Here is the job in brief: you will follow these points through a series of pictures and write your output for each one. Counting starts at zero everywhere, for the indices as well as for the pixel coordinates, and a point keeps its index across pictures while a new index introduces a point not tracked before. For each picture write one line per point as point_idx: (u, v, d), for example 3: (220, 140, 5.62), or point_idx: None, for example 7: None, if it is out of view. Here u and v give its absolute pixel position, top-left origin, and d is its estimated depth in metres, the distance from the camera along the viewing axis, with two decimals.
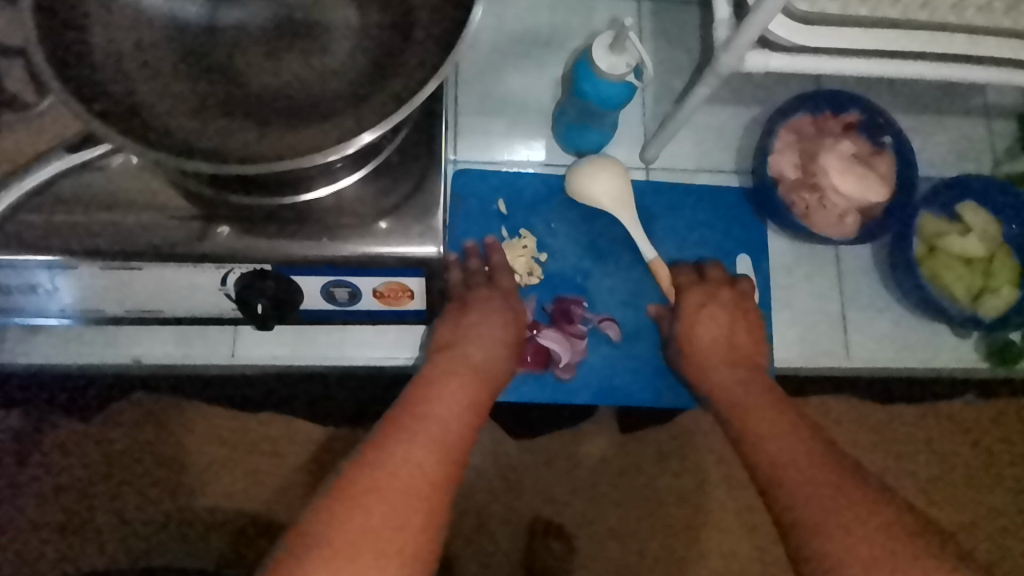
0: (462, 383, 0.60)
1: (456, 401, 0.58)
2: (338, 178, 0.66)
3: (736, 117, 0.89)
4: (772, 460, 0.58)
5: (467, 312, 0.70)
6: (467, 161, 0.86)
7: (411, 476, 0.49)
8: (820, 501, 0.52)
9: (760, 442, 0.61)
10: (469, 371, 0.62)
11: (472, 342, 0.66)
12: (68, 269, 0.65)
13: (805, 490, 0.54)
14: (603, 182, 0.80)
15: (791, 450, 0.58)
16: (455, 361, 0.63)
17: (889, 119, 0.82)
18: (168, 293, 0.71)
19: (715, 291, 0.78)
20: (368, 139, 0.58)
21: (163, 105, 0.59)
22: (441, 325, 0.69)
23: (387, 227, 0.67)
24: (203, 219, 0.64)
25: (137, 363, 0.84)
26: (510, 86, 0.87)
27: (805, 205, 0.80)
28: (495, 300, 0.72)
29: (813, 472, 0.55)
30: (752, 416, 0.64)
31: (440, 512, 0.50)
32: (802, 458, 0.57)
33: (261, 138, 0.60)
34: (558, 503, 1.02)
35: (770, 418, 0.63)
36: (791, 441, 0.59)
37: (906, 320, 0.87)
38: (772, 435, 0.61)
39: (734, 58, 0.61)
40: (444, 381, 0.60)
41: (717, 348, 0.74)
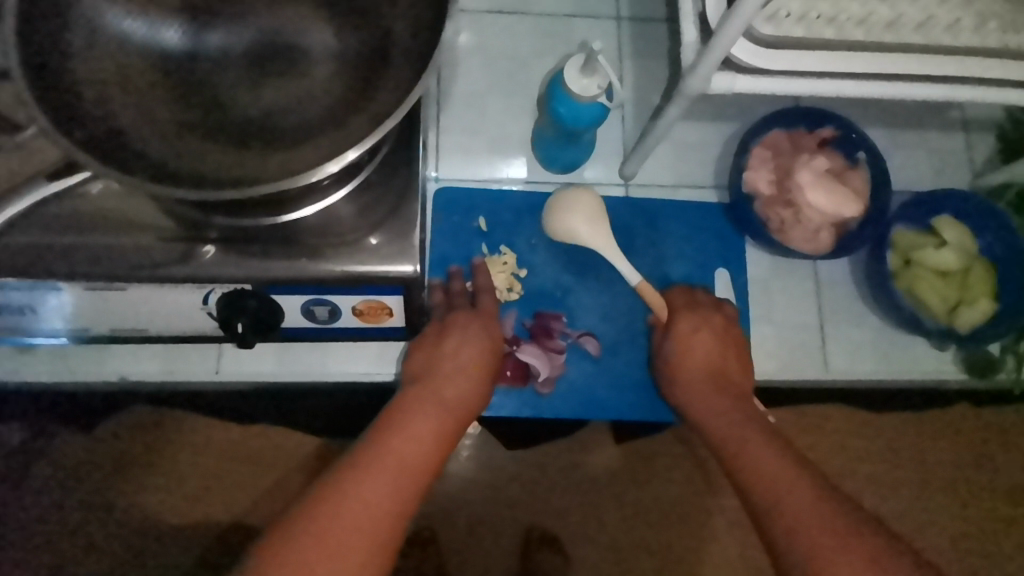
0: (433, 420, 0.61)
1: (421, 438, 0.58)
2: (327, 195, 0.68)
3: (714, 133, 0.90)
4: (760, 484, 0.59)
5: (443, 340, 0.71)
6: (448, 179, 0.87)
7: (359, 513, 0.50)
8: (821, 535, 0.52)
9: (754, 473, 0.60)
10: (442, 407, 0.63)
11: (448, 376, 0.67)
12: (56, 290, 0.67)
13: (781, 501, 0.56)
14: (574, 211, 0.79)
15: (787, 482, 0.58)
16: (427, 395, 0.64)
17: (862, 134, 0.84)
18: (152, 313, 0.73)
19: (708, 313, 0.79)
20: (352, 156, 0.61)
21: (144, 131, 0.60)
22: (419, 353, 0.71)
23: (378, 242, 0.69)
24: (189, 240, 0.66)
25: (122, 381, 0.86)
26: (491, 105, 0.89)
27: (780, 221, 0.81)
28: (476, 331, 0.73)
29: (799, 497, 0.56)
30: (744, 446, 0.64)
31: (387, 551, 0.50)
32: (800, 491, 0.56)
33: (241, 162, 0.62)
34: (550, 512, 1.03)
35: (762, 448, 0.62)
36: (786, 473, 0.59)
37: (885, 332, 0.88)
38: (766, 466, 0.60)
39: (701, 80, 0.63)
40: (415, 416, 0.61)
41: (706, 373, 0.74)
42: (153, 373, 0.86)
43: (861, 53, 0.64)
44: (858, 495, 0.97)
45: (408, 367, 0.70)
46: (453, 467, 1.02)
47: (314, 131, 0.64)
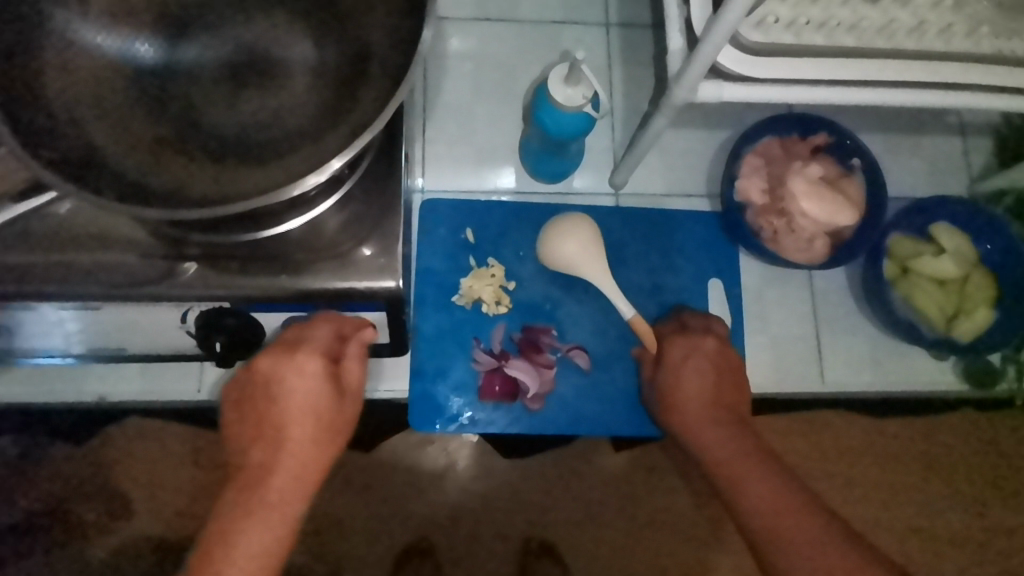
0: (264, 531, 0.60)
1: (251, 564, 0.58)
2: (313, 207, 0.67)
3: (706, 141, 0.88)
4: (757, 514, 0.61)
5: (268, 383, 0.66)
6: (434, 190, 0.85)
7: None
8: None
9: (759, 516, 0.60)
10: (270, 505, 0.61)
11: (273, 460, 0.63)
12: (30, 310, 0.66)
13: (781, 533, 0.58)
14: (571, 240, 0.77)
15: (793, 525, 0.58)
16: (252, 493, 0.61)
17: (856, 140, 0.82)
18: (129, 332, 0.72)
19: (698, 340, 0.75)
20: (337, 166, 0.59)
21: (115, 147, 0.59)
22: (251, 394, 0.67)
23: (370, 253, 0.67)
24: (168, 258, 0.65)
25: (101, 401, 0.84)
26: (478, 114, 0.87)
27: (773, 230, 0.80)
28: (299, 381, 0.66)
29: (799, 528, 0.58)
30: (744, 483, 0.63)
31: None
32: (808, 537, 0.57)
33: (218, 178, 0.60)
34: (547, 525, 1.01)
35: (764, 487, 0.62)
36: (783, 503, 0.60)
37: (882, 341, 0.86)
38: (772, 508, 0.60)
39: (687, 90, 0.61)
40: (241, 534, 0.59)
41: (702, 400, 0.72)
42: (132, 393, 0.84)
43: (854, 59, 0.62)
44: (862, 505, 0.95)
45: (243, 412, 0.67)
46: (448, 480, 1.00)
47: (293, 145, 0.62)
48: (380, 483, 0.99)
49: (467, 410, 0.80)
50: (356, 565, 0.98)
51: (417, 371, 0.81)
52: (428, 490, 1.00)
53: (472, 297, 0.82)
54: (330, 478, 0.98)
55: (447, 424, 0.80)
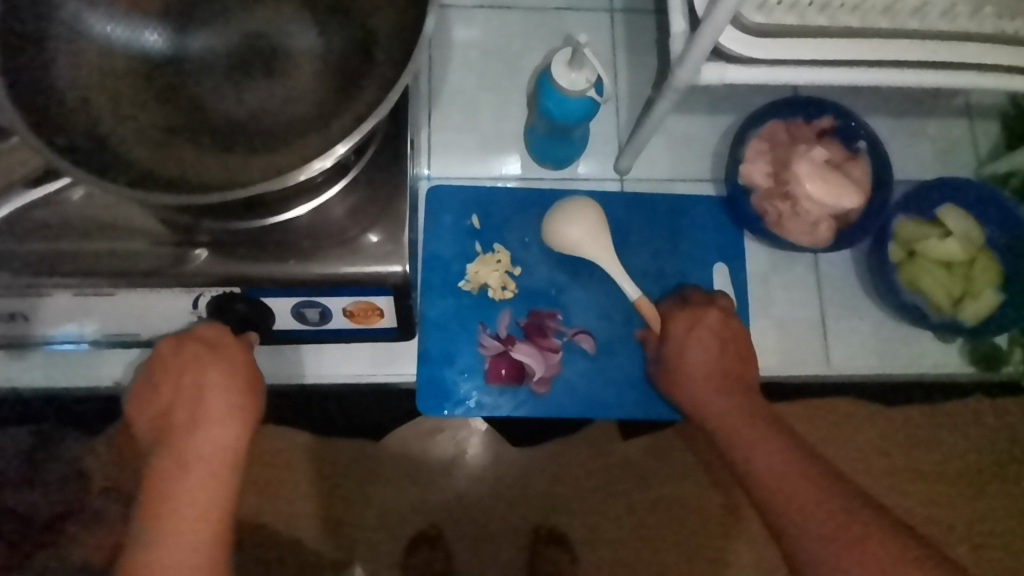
0: (199, 497, 0.60)
1: (187, 530, 0.59)
2: (320, 193, 0.68)
3: (710, 125, 0.88)
4: (768, 484, 0.63)
5: (181, 355, 0.65)
6: (441, 177, 0.86)
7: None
8: (833, 546, 0.58)
9: (765, 482, 0.64)
10: (203, 471, 0.61)
11: (192, 431, 0.62)
12: (45, 296, 0.67)
13: (791, 502, 0.61)
14: (575, 223, 0.78)
15: (798, 493, 0.61)
16: (182, 462, 0.61)
17: (862, 122, 0.82)
18: (141, 317, 0.73)
19: (699, 311, 0.75)
20: (342, 151, 0.60)
21: (126, 136, 0.60)
22: (163, 368, 0.65)
23: (377, 240, 0.68)
24: (180, 244, 0.66)
25: (118, 386, 0.83)
26: (483, 101, 0.88)
27: (778, 213, 0.80)
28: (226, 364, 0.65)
29: (809, 497, 0.61)
30: (750, 451, 0.66)
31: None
32: (811, 502, 0.61)
33: (226, 166, 0.61)
34: (555, 511, 1.02)
35: (772, 457, 0.65)
36: (793, 473, 0.63)
37: (888, 325, 0.86)
38: (778, 476, 0.63)
39: (690, 72, 0.61)
40: (178, 501, 0.60)
41: (707, 373, 0.72)
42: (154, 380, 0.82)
43: (858, 39, 0.62)
44: (869, 490, 0.96)
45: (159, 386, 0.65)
46: (456, 466, 1.01)
47: (299, 132, 0.63)
48: (390, 469, 1.00)
49: (475, 394, 0.81)
50: (369, 550, 1.00)
51: (424, 356, 0.82)
52: (438, 477, 1.01)
53: (478, 282, 0.83)
54: (340, 467, 0.99)
55: (454, 408, 0.81)
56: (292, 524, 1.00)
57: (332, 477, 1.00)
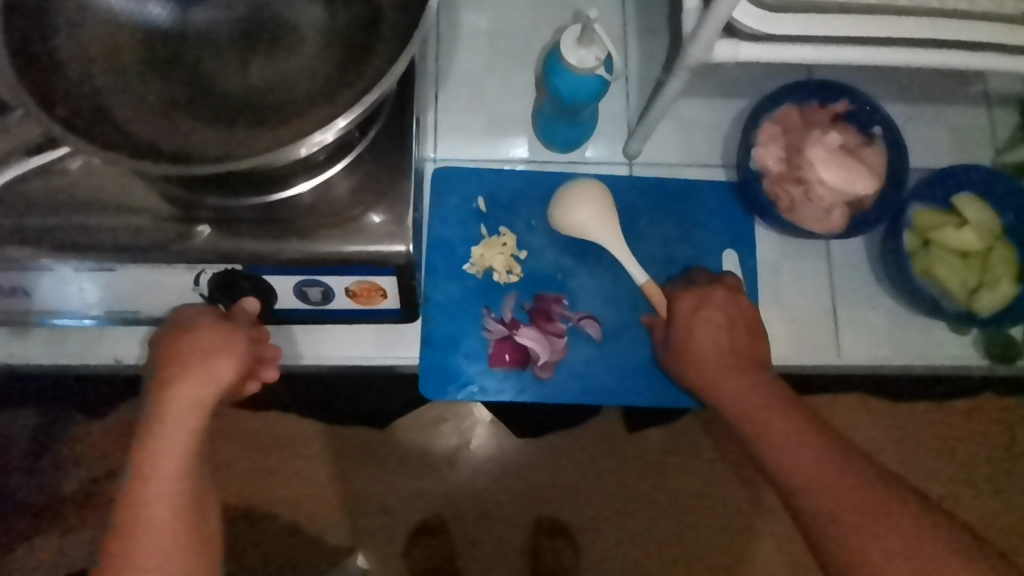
0: (180, 461, 0.59)
1: (169, 498, 0.57)
2: (323, 169, 0.67)
3: (722, 109, 0.87)
4: (788, 465, 0.62)
5: (182, 324, 0.65)
6: (447, 159, 0.85)
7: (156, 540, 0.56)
8: (852, 522, 0.56)
9: (779, 457, 0.62)
10: (183, 434, 0.60)
11: (177, 387, 0.61)
12: (46, 270, 0.67)
13: (815, 484, 0.60)
14: (585, 198, 0.78)
15: (821, 474, 0.60)
16: (161, 424, 0.60)
17: (877, 107, 0.80)
18: (143, 294, 0.72)
19: (707, 291, 0.75)
20: (342, 126, 0.58)
21: (127, 107, 0.59)
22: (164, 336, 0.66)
23: (381, 220, 0.67)
24: (183, 220, 0.65)
25: (120, 364, 0.82)
26: (491, 82, 0.86)
27: (789, 199, 0.78)
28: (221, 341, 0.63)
29: (832, 476, 0.59)
30: (764, 427, 0.65)
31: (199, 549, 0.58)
32: (829, 479, 0.59)
33: (228, 140, 0.60)
34: (559, 502, 1.01)
35: (791, 436, 0.63)
36: (813, 452, 0.61)
37: (901, 315, 0.84)
38: (792, 452, 0.62)
39: (702, 49, 0.60)
40: (156, 463, 0.58)
41: (717, 353, 0.71)
42: None
43: (876, 17, 0.60)
44: None
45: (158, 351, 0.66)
46: (459, 453, 1.00)
47: (302, 106, 0.62)
48: (393, 457, 1.00)
49: (478, 378, 0.80)
50: (371, 538, 1.00)
51: (427, 339, 0.81)
52: (441, 466, 1.00)
53: (483, 265, 0.82)
54: (343, 454, 0.99)
55: (458, 391, 0.80)
56: (294, 510, 0.99)
57: (335, 463, 0.99)
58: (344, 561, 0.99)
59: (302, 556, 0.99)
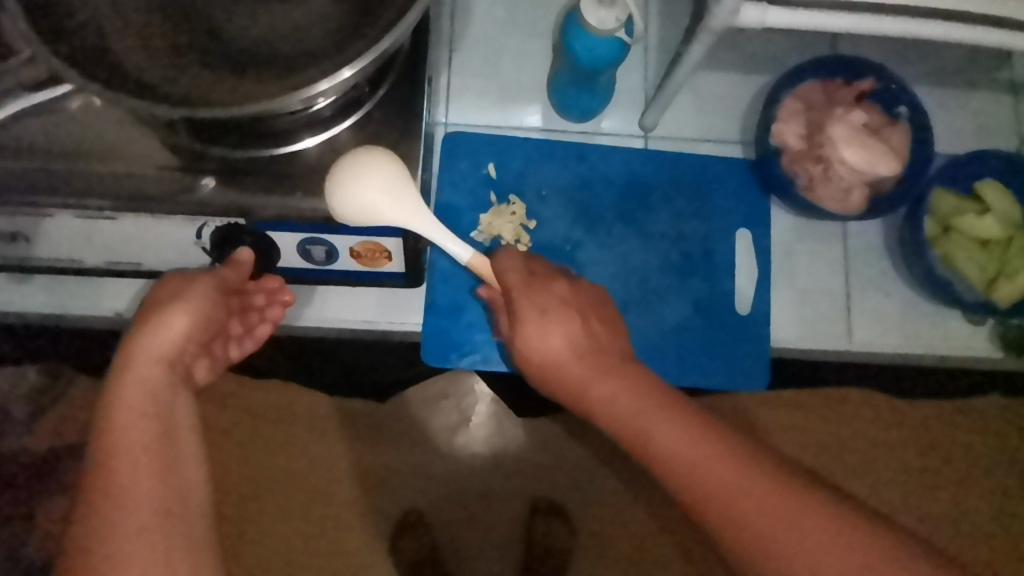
0: (149, 404, 0.57)
1: (137, 449, 0.55)
2: (326, 128, 0.65)
3: (741, 85, 0.85)
4: (682, 463, 0.55)
5: (171, 280, 0.66)
6: (458, 125, 0.83)
7: (132, 486, 0.53)
8: (762, 519, 0.52)
9: (669, 467, 0.56)
10: (148, 392, 0.57)
11: (145, 329, 0.60)
12: (46, 217, 0.66)
13: (713, 481, 0.54)
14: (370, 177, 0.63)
15: (719, 469, 0.54)
16: (126, 383, 0.57)
17: (904, 86, 0.77)
18: (142, 245, 0.71)
19: (545, 283, 0.63)
20: (346, 76, 0.56)
21: (134, 51, 0.58)
22: (153, 291, 0.66)
23: None
24: (187, 170, 0.63)
25: (118, 317, 0.81)
26: (506, 47, 0.84)
27: (809, 177, 0.76)
28: (174, 301, 0.62)
29: (730, 469, 0.54)
30: (648, 432, 0.57)
31: (174, 498, 0.54)
32: (731, 470, 0.54)
33: (233, 89, 0.58)
34: (554, 483, 1.00)
35: (677, 432, 0.56)
36: (706, 443, 0.56)
37: (915, 302, 0.82)
38: (684, 452, 0.56)
39: (727, 11, 0.58)
40: (123, 428, 0.55)
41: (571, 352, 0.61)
42: None
43: None
44: (877, 481, 0.94)
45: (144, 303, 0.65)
46: (458, 429, 0.99)
47: (312, 58, 0.60)
48: (390, 429, 0.98)
49: (482, 348, 0.80)
50: (367, 510, 0.99)
51: (432, 306, 0.80)
52: (438, 439, 0.99)
53: (491, 233, 0.80)
54: (341, 425, 0.98)
55: (459, 359, 0.80)
56: (289, 477, 0.99)
57: (333, 433, 0.98)
58: (339, 534, 0.99)
59: (295, 526, 0.98)
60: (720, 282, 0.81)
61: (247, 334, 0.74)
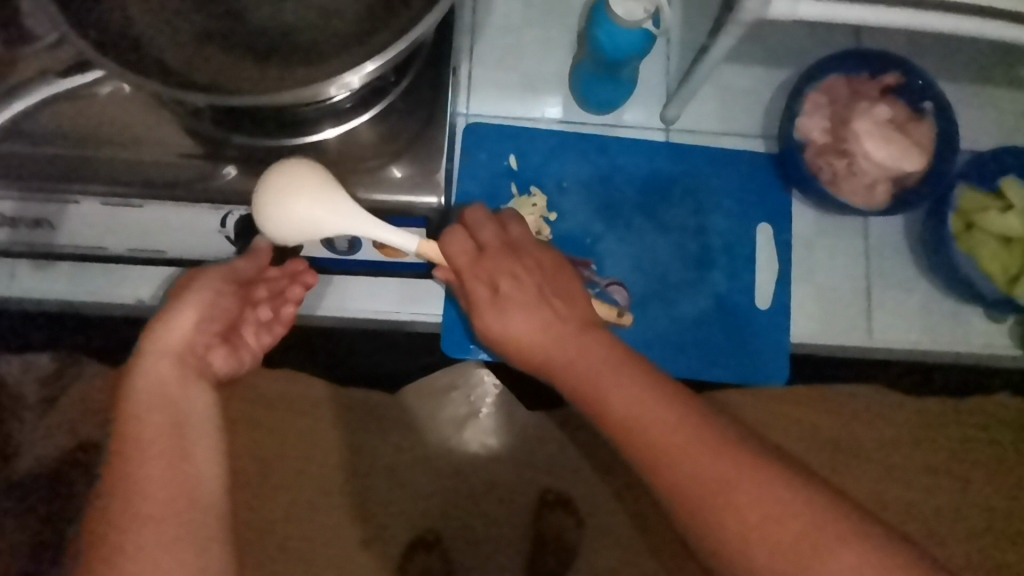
0: (162, 398, 0.57)
1: (152, 440, 0.55)
2: (346, 120, 0.65)
3: (764, 78, 0.84)
4: (636, 427, 0.51)
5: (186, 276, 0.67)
6: (479, 115, 0.83)
7: (146, 477, 0.53)
8: (714, 491, 0.48)
9: (625, 431, 0.52)
10: (163, 386, 0.58)
11: (155, 324, 0.60)
12: (73, 204, 0.66)
13: (668, 449, 0.50)
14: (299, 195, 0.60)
15: (675, 436, 0.50)
16: (141, 378, 0.58)
17: (930, 81, 0.77)
18: (166, 232, 0.71)
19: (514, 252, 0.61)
20: (370, 70, 0.55)
21: (162, 39, 0.57)
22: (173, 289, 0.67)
23: (401, 174, 0.66)
24: (209, 158, 0.64)
25: (140, 305, 0.81)
26: (529, 38, 0.84)
27: (832, 171, 0.76)
28: (182, 298, 0.62)
29: (688, 439, 0.50)
30: (603, 395, 0.53)
31: (190, 489, 0.53)
32: (690, 440, 0.49)
33: (260, 77, 0.58)
34: (565, 476, 1.01)
35: (633, 394, 0.52)
36: (666, 410, 0.51)
37: (935, 299, 0.82)
38: (643, 416, 0.51)
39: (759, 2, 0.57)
40: (139, 422, 0.55)
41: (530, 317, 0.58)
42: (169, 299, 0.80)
43: None
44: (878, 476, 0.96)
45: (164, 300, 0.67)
46: (470, 421, 0.99)
47: (339, 46, 0.59)
48: (403, 421, 0.98)
49: None
50: (379, 499, 1.00)
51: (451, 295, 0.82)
52: (449, 431, 0.99)
53: None
54: (355, 416, 0.98)
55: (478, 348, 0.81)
56: (302, 466, 1.00)
57: (347, 423, 0.98)
58: (351, 523, 0.99)
59: (308, 514, 0.99)
60: (741, 277, 0.81)
61: (276, 318, 0.72)
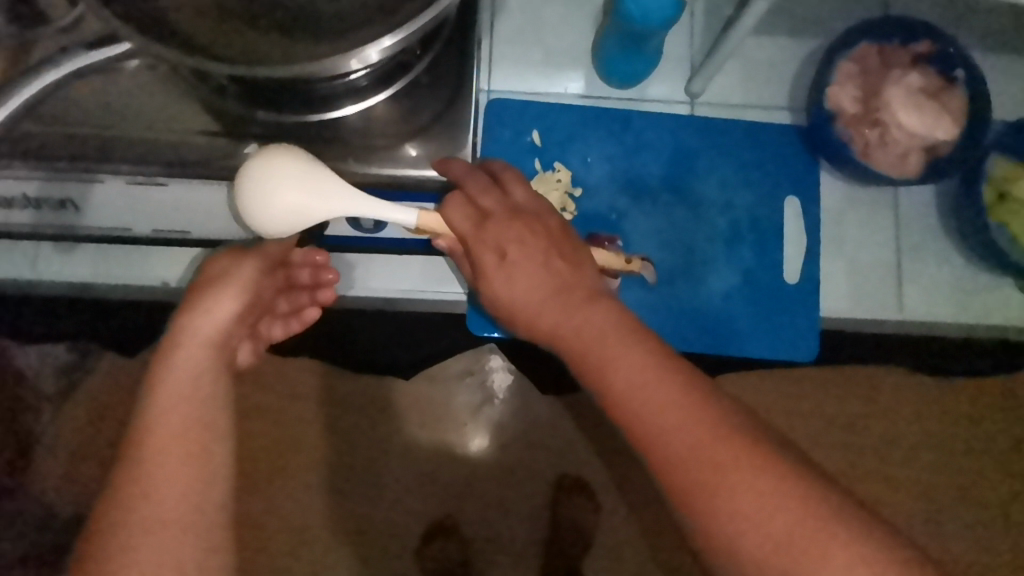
0: (185, 392, 0.49)
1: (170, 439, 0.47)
2: (366, 96, 0.64)
3: (789, 50, 0.83)
4: (638, 404, 0.48)
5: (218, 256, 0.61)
6: (500, 92, 0.82)
7: (162, 481, 0.45)
8: (707, 478, 0.45)
9: (623, 408, 0.49)
10: (191, 377, 0.50)
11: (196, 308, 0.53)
12: (97, 183, 0.65)
13: (669, 431, 0.47)
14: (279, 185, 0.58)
15: (678, 420, 0.47)
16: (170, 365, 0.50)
17: (962, 49, 0.75)
18: (191, 212, 0.70)
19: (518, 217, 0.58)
20: (388, 44, 0.53)
21: (186, 13, 0.56)
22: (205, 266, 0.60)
23: (415, 153, 0.65)
24: (230, 137, 0.63)
25: (165, 287, 0.80)
26: (550, 12, 0.82)
27: (864, 142, 0.75)
28: (225, 281, 0.56)
29: (692, 423, 0.46)
30: (604, 370, 0.50)
31: (209, 496, 0.47)
32: (693, 425, 0.46)
33: (284, 51, 0.57)
34: (583, 458, 1.01)
35: (638, 367, 0.49)
36: (674, 388, 0.48)
37: (963, 272, 0.81)
38: (646, 394, 0.48)
39: None
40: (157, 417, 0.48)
41: (535, 289, 0.56)
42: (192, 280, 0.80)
43: None
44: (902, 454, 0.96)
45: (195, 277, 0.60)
46: (486, 405, 0.98)
47: (363, 18, 0.58)
48: (421, 406, 0.97)
49: None
50: (399, 481, 1.00)
51: None
52: (464, 417, 0.98)
53: None
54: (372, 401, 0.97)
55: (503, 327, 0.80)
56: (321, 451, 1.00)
57: (365, 409, 0.98)
58: (371, 506, 0.99)
59: (328, 498, 0.99)
60: (770, 252, 0.80)
61: (296, 314, 0.74)
